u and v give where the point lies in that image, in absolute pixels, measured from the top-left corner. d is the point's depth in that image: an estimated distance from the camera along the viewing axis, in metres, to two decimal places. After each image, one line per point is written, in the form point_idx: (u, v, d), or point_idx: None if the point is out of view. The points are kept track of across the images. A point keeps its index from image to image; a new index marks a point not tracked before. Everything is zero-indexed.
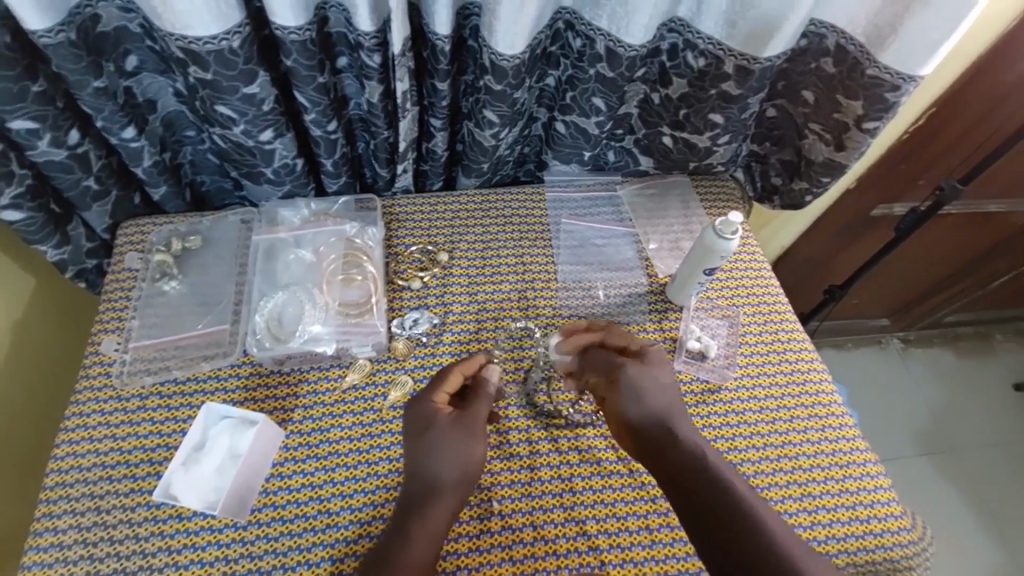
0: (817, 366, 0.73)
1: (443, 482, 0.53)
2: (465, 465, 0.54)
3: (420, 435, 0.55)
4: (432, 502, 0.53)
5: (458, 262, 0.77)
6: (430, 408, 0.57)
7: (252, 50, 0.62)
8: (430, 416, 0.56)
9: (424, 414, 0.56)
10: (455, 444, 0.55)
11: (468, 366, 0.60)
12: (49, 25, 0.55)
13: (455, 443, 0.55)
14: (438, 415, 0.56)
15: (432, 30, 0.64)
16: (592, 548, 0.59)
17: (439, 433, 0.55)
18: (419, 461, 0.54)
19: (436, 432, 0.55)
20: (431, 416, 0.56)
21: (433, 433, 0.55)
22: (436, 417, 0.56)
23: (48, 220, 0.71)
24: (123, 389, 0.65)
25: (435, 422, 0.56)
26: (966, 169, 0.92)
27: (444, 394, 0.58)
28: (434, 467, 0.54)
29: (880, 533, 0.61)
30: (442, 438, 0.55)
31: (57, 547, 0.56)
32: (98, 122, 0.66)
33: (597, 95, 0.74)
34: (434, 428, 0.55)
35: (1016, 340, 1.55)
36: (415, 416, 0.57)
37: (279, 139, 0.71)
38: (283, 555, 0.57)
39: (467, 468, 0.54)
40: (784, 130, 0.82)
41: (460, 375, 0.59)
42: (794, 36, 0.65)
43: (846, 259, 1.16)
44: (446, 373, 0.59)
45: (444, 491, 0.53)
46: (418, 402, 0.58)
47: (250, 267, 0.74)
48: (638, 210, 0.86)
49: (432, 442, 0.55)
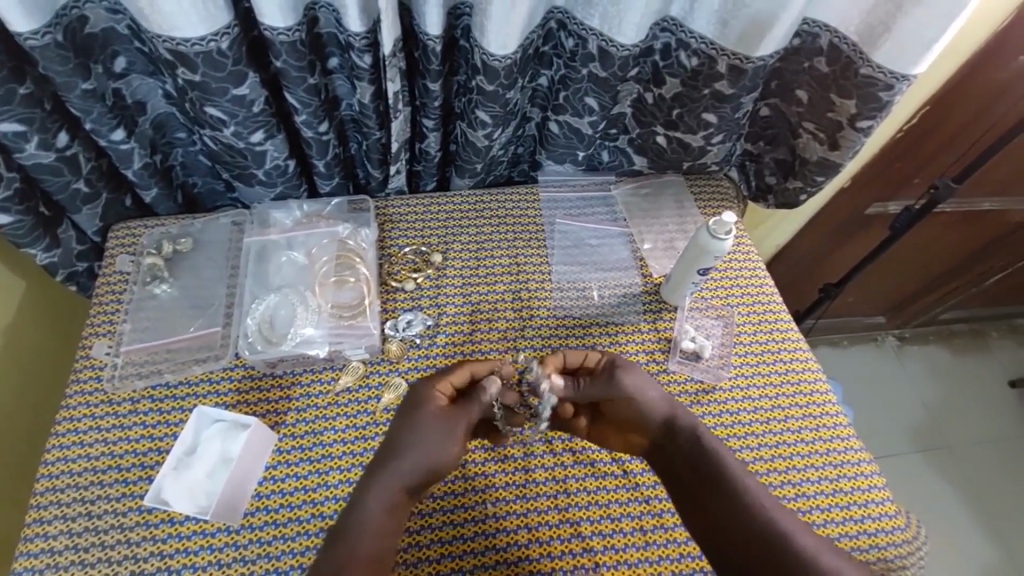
0: (812, 366, 0.73)
1: (413, 467, 0.52)
2: (433, 459, 0.53)
3: (409, 414, 0.55)
4: (391, 479, 0.52)
5: (452, 263, 0.77)
6: (429, 394, 0.56)
7: (241, 52, 0.61)
8: (422, 402, 0.55)
9: (420, 396, 0.56)
10: (435, 433, 0.53)
11: (478, 367, 0.60)
12: (35, 27, 0.55)
13: (438, 431, 0.54)
14: (435, 401, 0.56)
15: (423, 30, 0.64)
16: (587, 549, 0.58)
17: (424, 418, 0.54)
18: (398, 439, 0.53)
19: (423, 418, 0.54)
20: (425, 400, 0.56)
21: (419, 417, 0.54)
22: (428, 402, 0.55)
23: (37, 223, 0.70)
24: (114, 393, 0.64)
25: (425, 406, 0.55)
26: (960, 167, 0.92)
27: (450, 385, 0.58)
28: (409, 450, 0.53)
29: (874, 533, 0.61)
30: (423, 423, 0.54)
31: (47, 553, 0.56)
32: (87, 124, 0.66)
33: (590, 95, 0.73)
34: (422, 415, 0.54)
35: (1011, 337, 1.55)
36: (412, 399, 0.57)
37: (270, 141, 0.71)
38: (276, 559, 0.56)
39: (438, 461, 0.53)
40: (777, 129, 0.82)
41: (466, 372, 0.59)
42: (785, 37, 0.65)
43: (842, 257, 1.16)
44: (456, 367, 0.59)
45: (409, 475, 0.52)
46: (421, 386, 0.57)
47: (242, 269, 0.74)
48: (633, 210, 0.85)
49: (417, 425, 0.54)
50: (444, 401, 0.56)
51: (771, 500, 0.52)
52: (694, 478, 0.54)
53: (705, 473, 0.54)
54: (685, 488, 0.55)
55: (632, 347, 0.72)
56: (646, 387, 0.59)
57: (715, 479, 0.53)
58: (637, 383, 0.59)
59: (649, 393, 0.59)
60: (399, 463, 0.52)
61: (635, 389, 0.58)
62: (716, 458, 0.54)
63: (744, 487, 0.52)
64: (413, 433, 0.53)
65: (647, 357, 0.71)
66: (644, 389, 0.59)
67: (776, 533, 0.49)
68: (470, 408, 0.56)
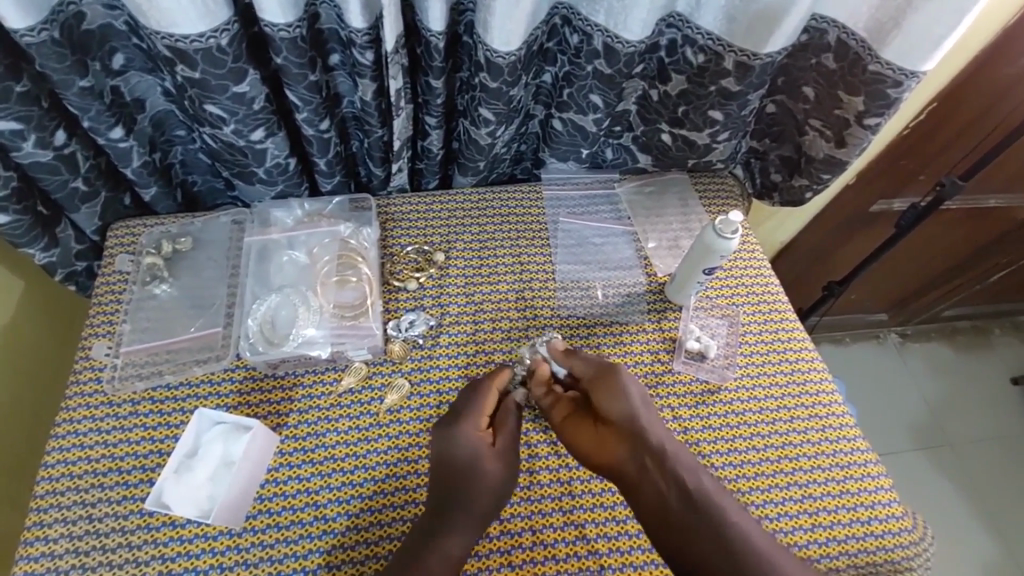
0: (817, 366, 0.72)
1: (489, 505, 0.55)
2: (504, 493, 0.56)
3: (471, 458, 0.56)
4: (470, 523, 0.54)
5: (455, 262, 0.76)
6: (475, 435, 0.57)
7: (241, 49, 0.60)
8: (477, 446, 0.57)
9: (468, 436, 0.57)
10: (503, 469, 0.57)
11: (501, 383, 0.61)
12: (31, 23, 0.54)
13: (503, 469, 0.57)
14: (484, 440, 0.58)
15: (426, 26, 0.63)
16: (592, 552, 0.58)
17: (488, 461, 0.56)
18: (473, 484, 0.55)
19: (490, 462, 0.56)
20: (477, 443, 0.57)
21: (482, 462, 0.56)
22: (480, 444, 0.57)
23: (35, 223, 0.69)
24: (114, 394, 0.64)
25: (480, 448, 0.57)
26: (968, 163, 0.91)
27: (484, 417, 0.59)
28: (480, 494, 0.55)
29: (881, 535, 0.61)
30: (487, 466, 0.56)
31: (48, 557, 0.55)
32: (85, 122, 0.65)
33: (595, 92, 0.72)
34: (486, 458, 0.56)
35: (1014, 334, 1.54)
36: (457, 442, 0.57)
37: (271, 139, 0.70)
38: (279, 562, 0.56)
39: (507, 495, 0.57)
40: (783, 126, 0.81)
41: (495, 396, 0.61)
42: (794, 32, 0.64)
43: (846, 254, 1.15)
44: (484, 395, 0.60)
45: (481, 518, 0.54)
46: (464, 428, 0.58)
47: (242, 268, 0.73)
48: (637, 208, 0.85)
49: (488, 470, 0.56)
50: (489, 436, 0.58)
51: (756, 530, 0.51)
52: (675, 515, 0.52)
53: (691, 511, 0.51)
54: (665, 525, 0.52)
55: (637, 347, 0.71)
56: (643, 394, 0.60)
57: (702, 519, 0.51)
58: (627, 385, 0.59)
59: (638, 401, 0.58)
60: (481, 507, 0.54)
61: (617, 390, 0.58)
62: (701, 493, 0.52)
63: (731, 521, 0.51)
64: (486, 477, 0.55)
65: (652, 358, 0.70)
66: (642, 400, 0.59)
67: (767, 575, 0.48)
68: (513, 430, 0.60)
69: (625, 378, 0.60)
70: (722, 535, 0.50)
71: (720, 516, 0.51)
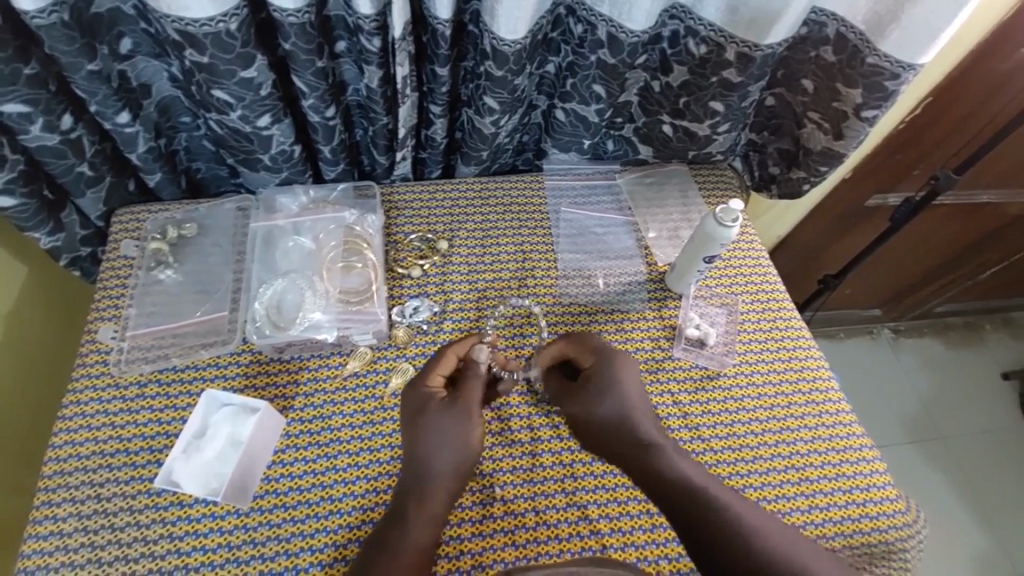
0: (813, 353, 0.73)
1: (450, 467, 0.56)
2: (465, 445, 0.56)
3: (421, 419, 0.58)
4: (434, 490, 0.55)
5: (458, 250, 0.77)
6: (424, 394, 0.59)
7: (249, 34, 0.61)
8: (424, 405, 0.59)
9: (418, 398, 0.59)
10: (456, 420, 0.57)
11: (460, 348, 0.63)
12: (41, 5, 0.54)
13: (455, 419, 0.57)
14: (436, 397, 0.59)
15: (433, 14, 0.63)
16: (594, 532, 0.59)
17: (436, 416, 0.57)
18: (424, 451, 0.56)
19: (436, 420, 0.57)
20: (426, 401, 0.59)
21: (431, 418, 0.57)
22: (431, 402, 0.59)
23: (41, 207, 0.69)
24: (121, 376, 0.64)
25: (430, 407, 0.58)
26: (961, 159, 0.93)
27: (439, 375, 0.61)
28: (437, 454, 0.56)
29: (876, 516, 0.62)
30: (436, 422, 0.57)
31: (57, 536, 0.56)
32: (93, 106, 0.65)
33: (597, 82, 0.74)
34: (436, 416, 0.57)
35: (1004, 329, 1.57)
36: (409, 406, 0.59)
37: (276, 126, 0.70)
38: (286, 542, 0.57)
39: (473, 452, 0.57)
40: (782, 119, 0.82)
41: (452, 358, 0.62)
42: (793, 26, 0.66)
43: (841, 248, 1.16)
44: (442, 357, 0.62)
45: (442, 478, 0.55)
46: (415, 391, 0.60)
47: (248, 254, 0.74)
48: (638, 199, 0.85)
49: (437, 427, 0.57)
50: (441, 395, 0.60)
51: (780, 531, 0.51)
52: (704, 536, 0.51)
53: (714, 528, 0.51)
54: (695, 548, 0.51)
55: (638, 334, 0.72)
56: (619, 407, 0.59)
57: (706, 518, 0.51)
58: (603, 390, 0.60)
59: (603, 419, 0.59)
60: (434, 476, 0.55)
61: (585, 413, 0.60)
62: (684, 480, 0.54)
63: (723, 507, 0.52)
64: (432, 438, 0.56)
65: (652, 345, 0.71)
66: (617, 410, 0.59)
67: (756, 545, 0.49)
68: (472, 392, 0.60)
69: (578, 404, 0.60)
70: (714, 516, 0.51)
71: (729, 520, 0.51)
